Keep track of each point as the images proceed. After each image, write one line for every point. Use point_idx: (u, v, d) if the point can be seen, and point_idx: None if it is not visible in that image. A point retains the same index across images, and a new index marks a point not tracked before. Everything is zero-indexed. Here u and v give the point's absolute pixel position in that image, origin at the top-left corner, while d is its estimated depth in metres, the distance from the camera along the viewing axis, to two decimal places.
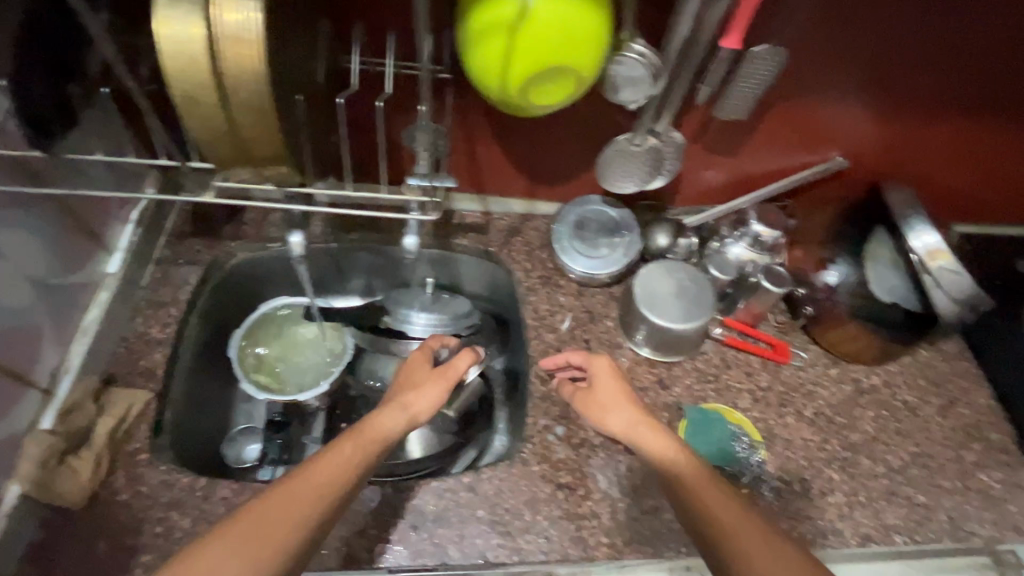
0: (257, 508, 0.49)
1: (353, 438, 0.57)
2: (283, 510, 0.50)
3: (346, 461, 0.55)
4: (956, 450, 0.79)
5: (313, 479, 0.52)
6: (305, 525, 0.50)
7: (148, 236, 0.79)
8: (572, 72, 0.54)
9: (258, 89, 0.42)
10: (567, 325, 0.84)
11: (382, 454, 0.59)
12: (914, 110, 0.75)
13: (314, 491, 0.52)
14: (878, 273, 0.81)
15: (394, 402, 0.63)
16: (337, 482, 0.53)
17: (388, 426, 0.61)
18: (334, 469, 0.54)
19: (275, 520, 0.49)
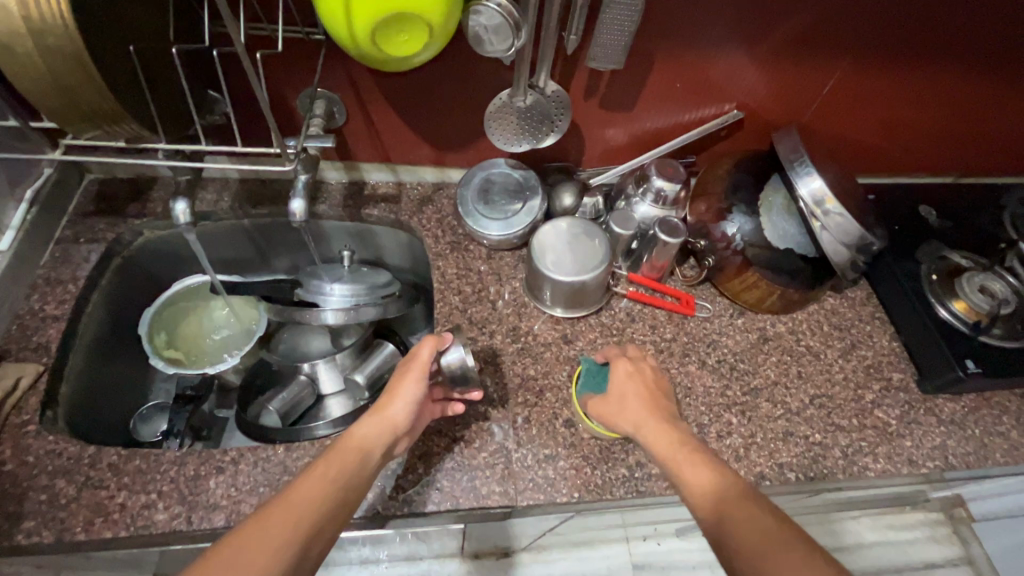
0: (228, 548, 0.46)
1: (327, 457, 0.56)
2: (260, 541, 0.47)
3: (317, 486, 0.53)
4: (856, 390, 0.81)
5: (290, 506, 0.50)
6: (282, 552, 0.47)
7: (47, 216, 0.79)
8: (417, 17, 0.55)
9: (70, 32, 0.42)
10: (507, 301, 0.84)
11: (361, 465, 0.57)
12: (794, 55, 0.77)
13: (290, 517, 0.49)
14: (772, 222, 0.81)
15: (371, 414, 0.62)
16: (312, 509, 0.51)
17: (366, 436, 0.59)
18: (310, 491, 0.52)
19: (251, 555, 0.46)
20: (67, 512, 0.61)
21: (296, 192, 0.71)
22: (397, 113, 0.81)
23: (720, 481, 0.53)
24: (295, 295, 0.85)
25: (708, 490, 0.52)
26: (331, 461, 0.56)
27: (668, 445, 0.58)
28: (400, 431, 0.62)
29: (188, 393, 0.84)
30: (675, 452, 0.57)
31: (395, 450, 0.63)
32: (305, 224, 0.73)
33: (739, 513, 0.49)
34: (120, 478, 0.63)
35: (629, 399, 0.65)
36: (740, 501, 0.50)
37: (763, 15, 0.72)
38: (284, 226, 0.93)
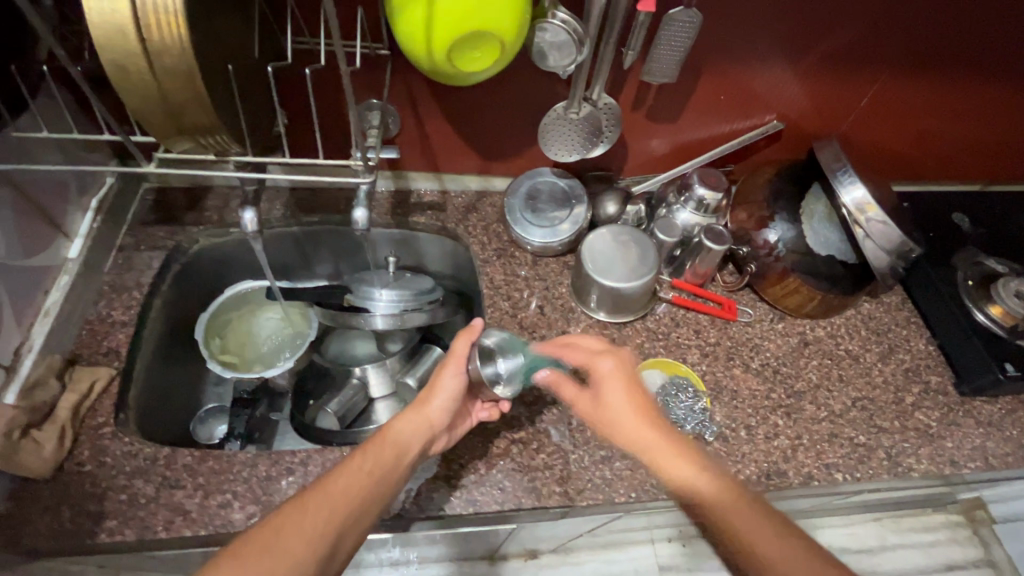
0: (269, 529, 0.51)
1: (365, 449, 0.60)
2: (297, 527, 0.51)
3: (356, 476, 0.57)
4: (897, 393, 0.83)
5: (327, 495, 0.54)
6: (317, 538, 0.51)
7: (109, 224, 0.81)
8: (493, 37, 0.58)
9: (188, 55, 0.45)
10: (536, 304, 0.86)
11: (395, 461, 0.60)
12: (836, 69, 0.80)
13: (326, 506, 0.54)
14: (814, 228, 0.84)
15: (409, 409, 0.64)
16: (349, 497, 0.55)
17: (402, 431, 0.63)
18: (347, 483, 0.56)
19: (289, 538, 0.50)
20: (147, 511, 0.63)
21: (358, 202, 0.73)
22: (449, 125, 0.84)
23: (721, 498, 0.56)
24: (345, 300, 0.87)
25: (715, 510, 0.56)
26: (369, 454, 0.60)
27: (657, 456, 0.60)
28: (437, 429, 0.65)
29: (245, 396, 0.86)
30: (680, 464, 0.59)
31: (432, 446, 0.66)
32: (365, 232, 0.75)
33: (749, 529, 0.54)
34: (196, 478, 0.65)
35: (611, 403, 0.64)
36: (737, 512, 0.55)
37: (809, 30, 0.74)
38: (332, 233, 0.96)
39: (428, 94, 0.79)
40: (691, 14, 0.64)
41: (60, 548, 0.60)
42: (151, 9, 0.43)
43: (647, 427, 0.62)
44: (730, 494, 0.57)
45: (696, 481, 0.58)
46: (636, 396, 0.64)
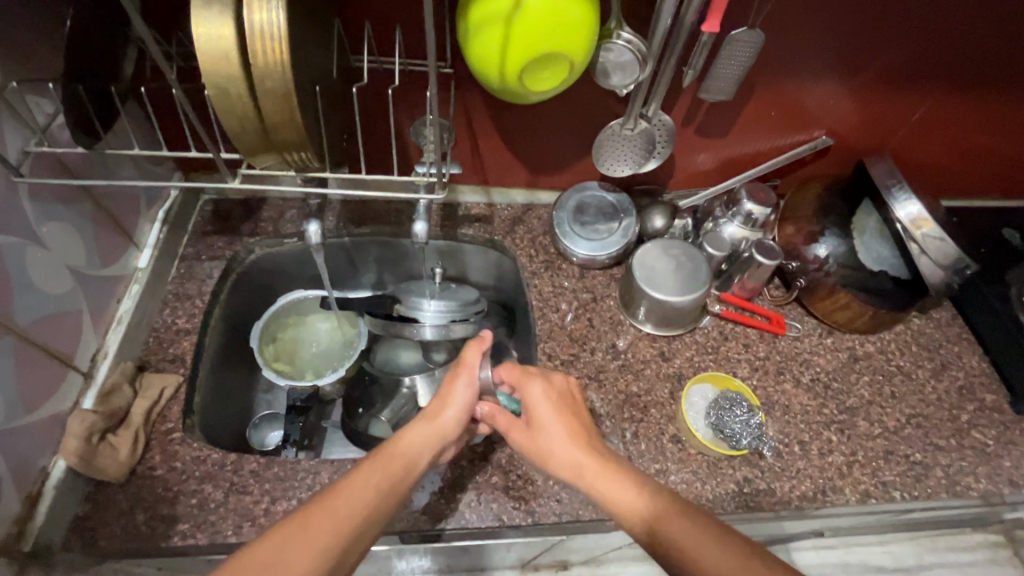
0: (264, 552, 0.44)
1: (374, 462, 0.54)
2: (298, 548, 0.45)
3: (366, 488, 0.52)
4: (951, 410, 0.82)
5: (333, 512, 0.48)
6: (322, 554, 0.46)
7: (173, 234, 0.83)
8: (563, 58, 0.59)
9: (286, 79, 0.47)
10: (572, 311, 0.87)
11: (406, 474, 0.55)
12: (889, 87, 0.80)
13: (332, 524, 0.47)
14: (864, 243, 0.84)
15: (418, 420, 0.61)
16: (358, 510, 0.49)
17: (411, 442, 0.58)
18: (355, 498, 0.50)
19: (286, 562, 0.44)
20: (217, 515, 0.64)
21: (419, 216, 0.75)
22: (501, 139, 0.85)
23: (654, 509, 0.51)
24: (393, 310, 0.87)
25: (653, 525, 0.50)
26: (378, 466, 0.54)
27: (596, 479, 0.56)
28: (448, 440, 0.62)
29: (298, 404, 0.87)
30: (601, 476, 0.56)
31: (439, 457, 0.62)
32: (424, 244, 0.78)
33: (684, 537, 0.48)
34: (262, 484, 0.67)
35: (544, 430, 0.62)
36: (678, 520, 0.50)
37: (865, 51, 0.75)
38: (382, 244, 0.94)
39: (485, 111, 0.80)
40: (753, 34, 0.67)
41: (135, 550, 0.62)
42: (257, 35, 0.45)
43: (585, 450, 0.59)
44: (666, 504, 0.51)
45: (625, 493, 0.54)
46: (569, 417, 0.63)
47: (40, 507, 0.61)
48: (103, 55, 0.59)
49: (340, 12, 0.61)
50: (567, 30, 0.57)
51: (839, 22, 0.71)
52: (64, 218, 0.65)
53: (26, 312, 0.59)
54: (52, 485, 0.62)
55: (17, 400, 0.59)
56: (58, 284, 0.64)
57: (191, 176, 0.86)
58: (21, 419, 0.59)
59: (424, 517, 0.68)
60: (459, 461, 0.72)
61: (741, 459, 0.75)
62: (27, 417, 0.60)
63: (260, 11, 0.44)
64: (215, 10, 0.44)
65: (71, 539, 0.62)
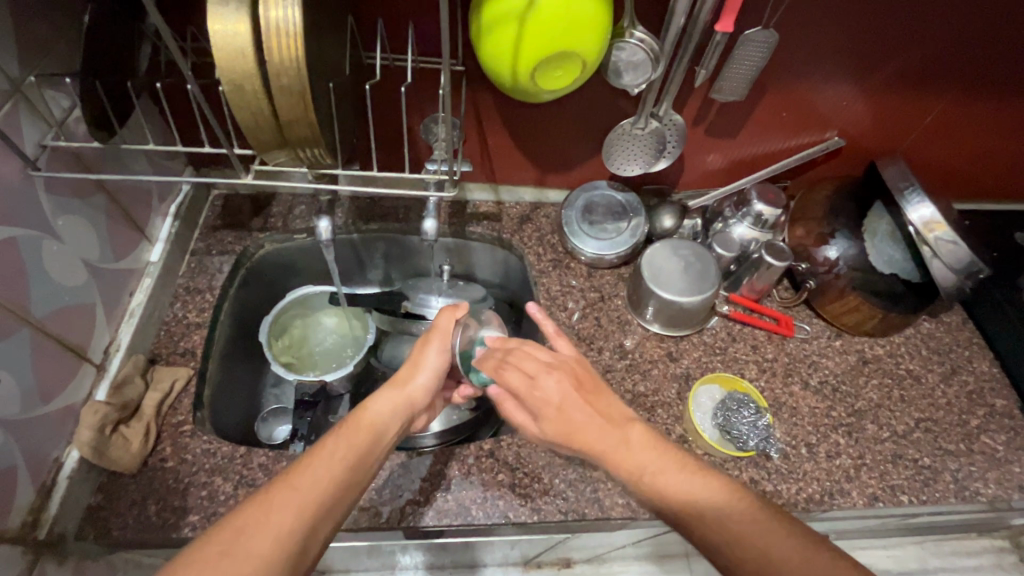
0: (228, 533, 0.43)
1: (338, 435, 0.53)
2: (263, 525, 0.44)
3: (338, 459, 0.51)
4: (961, 415, 0.82)
5: (297, 486, 0.47)
6: (297, 526, 0.45)
7: (185, 229, 0.84)
8: (576, 56, 0.59)
9: (302, 75, 0.47)
10: (579, 308, 0.87)
11: (374, 443, 0.55)
12: (903, 88, 0.79)
13: (297, 498, 0.46)
14: (876, 247, 0.82)
15: (381, 391, 0.60)
16: (331, 479, 0.49)
17: (376, 412, 0.58)
18: (319, 471, 0.49)
19: (259, 537, 0.43)
20: (227, 507, 0.65)
21: (429, 213, 0.76)
22: (511, 137, 0.85)
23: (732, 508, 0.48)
24: (402, 307, 0.88)
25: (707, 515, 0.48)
26: (343, 439, 0.53)
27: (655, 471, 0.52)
28: (415, 407, 0.62)
29: (306, 399, 0.87)
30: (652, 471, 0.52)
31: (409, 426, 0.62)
32: (432, 241, 0.79)
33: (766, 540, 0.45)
34: (272, 477, 0.67)
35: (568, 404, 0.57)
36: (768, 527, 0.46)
37: (881, 52, 0.74)
38: (391, 242, 0.95)
39: (495, 109, 0.80)
40: (768, 34, 0.67)
41: (146, 540, 0.63)
42: (272, 31, 0.45)
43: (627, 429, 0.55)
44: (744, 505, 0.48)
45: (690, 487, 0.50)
46: (590, 396, 0.58)
47: (53, 497, 0.62)
48: (119, 50, 0.59)
49: (354, 10, 0.61)
50: (581, 29, 0.57)
51: (854, 23, 0.70)
52: (80, 211, 0.65)
53: (42, 304, 0.60)
54: (65, 475, 0.63)
55: (34, 390, 0.60)
56: (73, 276, 0.65)
57: (203, 171, 0.87)
58: (36, 409, 0.60)
59: (430, 513, 0.68)
60: (466, 458, 0.72)
61: (747, 460, 0.75)
62: (43, 408, 0.61)
63: (276, 8, 0.45)
64: (231, 6, 0.45)
65: (83, 528, 0.63)
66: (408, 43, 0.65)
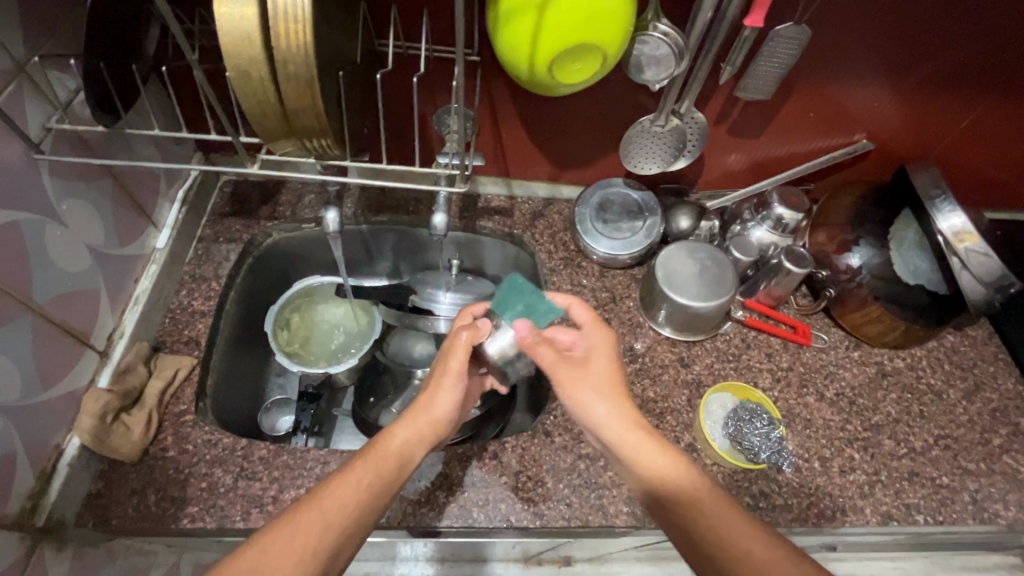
0: (255, 551, 0.44)
1: (365, 460, 0.53)
2: (289, 546, 0.44)
3: (360, 484, 0.50)
4: (983, 433, 0.79)
5: (321, 509, 0.47)
6: (315, 553, 0.45)
7: (192, 215, 0.83)
8: (596, 49, 0.57)
9: (310, 63, 0.45)
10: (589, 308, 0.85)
11: (399, 471, 0.54)
12: (940, 92, 0.75)
13: (321, 521, 0.46)
14: (902, 255, 0.77)
15: (409, 416, 0.59)
16: (353, 505, 0.49)
17: (402, 437, 0.57)
18: (344, 495, 0.49)
19: (277, 563, 0.43)
20: (226, 500, 0.64)
21: (439, 207, 0.75)
22: (525, 131, 0.83)
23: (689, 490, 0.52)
24: (408, 300, 0.86)
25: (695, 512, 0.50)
26: (368, 462, 0.53)
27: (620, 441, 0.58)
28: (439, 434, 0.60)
29: (310, 391, 0.85)
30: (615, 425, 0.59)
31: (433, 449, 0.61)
32: (442, 236, 0.77)
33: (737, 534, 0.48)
34: (271, 472, 0.67)
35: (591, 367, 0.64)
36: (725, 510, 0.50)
37: (921, 52, 0.70)
38: (402, 233, 0.93)
39: (510, 101, 0.78)
40: (799, 30, 0.64)
41: (145, 530, 0.63)
42: (280, 17, 0.43)
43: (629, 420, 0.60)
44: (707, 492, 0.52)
45: (651, 462, 0.55)
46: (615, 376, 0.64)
47: (53, 484, 0.61)
48: (126, 31, 0.58)
49: None
50: (603, 21, 0.54)
51: (893, 22, 0.66)
52: (84, 195, 0.64)
53: (45, 290, 0.59)
54: (65, 461, 0.62)
55: (34, 376, 0.59)
56: (77, 261, 0.64)
57: (212, 157, 0.86)
58: (37, 396, 0.59)
59: (430, 513, 0.67)
60: (469, 458, 0.71)
61: (758, 473, 0.73)
62: (44, 394, 0.60)
63: None
64: None
65: (84, 516, 0.63)
66: (422, 33, 0.63)
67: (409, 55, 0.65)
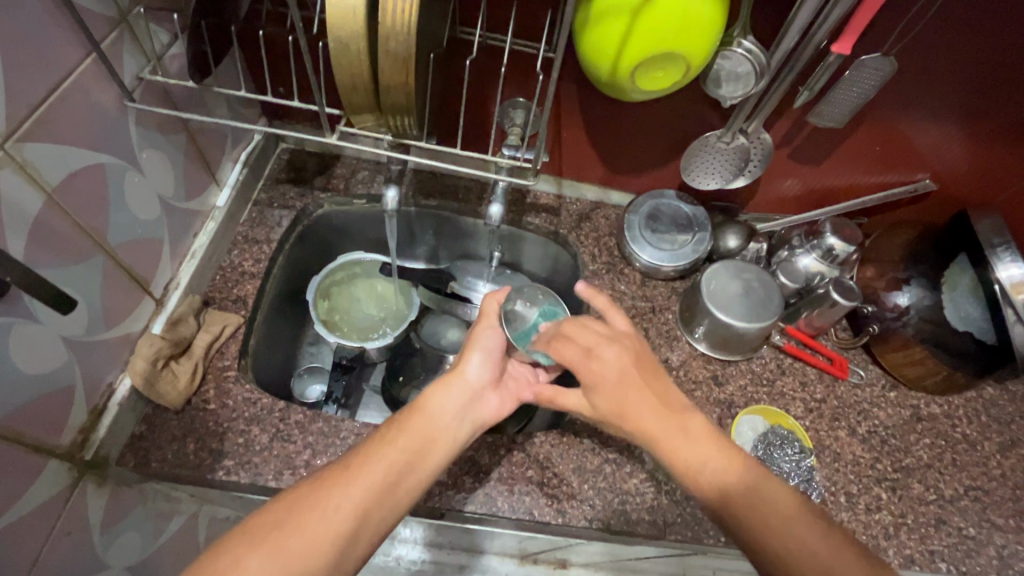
0: (281, 506, 0.48)
1: (394, 427, 0.56)
2: (322, 514, 0.47)
3: (389, 450, 0.53)
4: (1015, 490, 0.77)
5: (351, 474, 0.50)
6: (335, 518, 0.47)
7: (251, 177, 0.85)
8: (681, 59, 0.57)
9: (410, 41, 0.46)
10: (628, 314, 0.85)
11: (429, 437, 0.56)
12: (1017, 143, 0.73)
13: (350, 483, 0.50)
14: (954, 301, 0.76)
15: (442, 386, 0.60)
16: (378, 471, 0.51)
17: (437, 410, 0.58)
18: (372, 459, 0.52)
19: (303, 524, 0.46)
20: (260, 458, 0.66)
21: (496, 198, 0.76)
22: (585, 133, 0.83)
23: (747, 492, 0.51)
24: (448, 286, 0.94)
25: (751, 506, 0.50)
26: (398, 438, 0.54)
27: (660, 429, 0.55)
28: (472, 401, 0.61)
29: (344, 362, 0.87)
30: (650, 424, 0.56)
31: (476, 418, 0.61)
32: (495, 226, 0.78)
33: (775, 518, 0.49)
34: (306, 436, 0.68)
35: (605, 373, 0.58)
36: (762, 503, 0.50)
37: (1001, 100, 0.68)
38: (449, 220, 0.93)
39: (575, 101, 0.78)
40: (885, 62, 0.64)
41: (183, 477, 0.65)
42: None
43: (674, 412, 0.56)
44: (758, 486, 0.51)
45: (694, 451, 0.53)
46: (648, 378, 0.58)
47: (103, 420, 0.63)
48: None
49: None
50: (692, 32, 0.54)
51: (981, 68, 0.65)
52: (161, 146, 0.66)
53: (117, 232, 0.61)
54: (116, 401, 0.64)
55: (99, 315, 0.61)
56: (147, 208, 0.65)
57: (275, 123, 0.87)
58: (99, 334, 0.61)
59: (457, 497, 0.68)
60: (497, 448, 0.71)
61: None
62: (105, 333, 0.62)
63: None
64: None
65: (125, 455, 0.65)
66: (506, 27, 0.64)
67: (490, 45, 0.66)
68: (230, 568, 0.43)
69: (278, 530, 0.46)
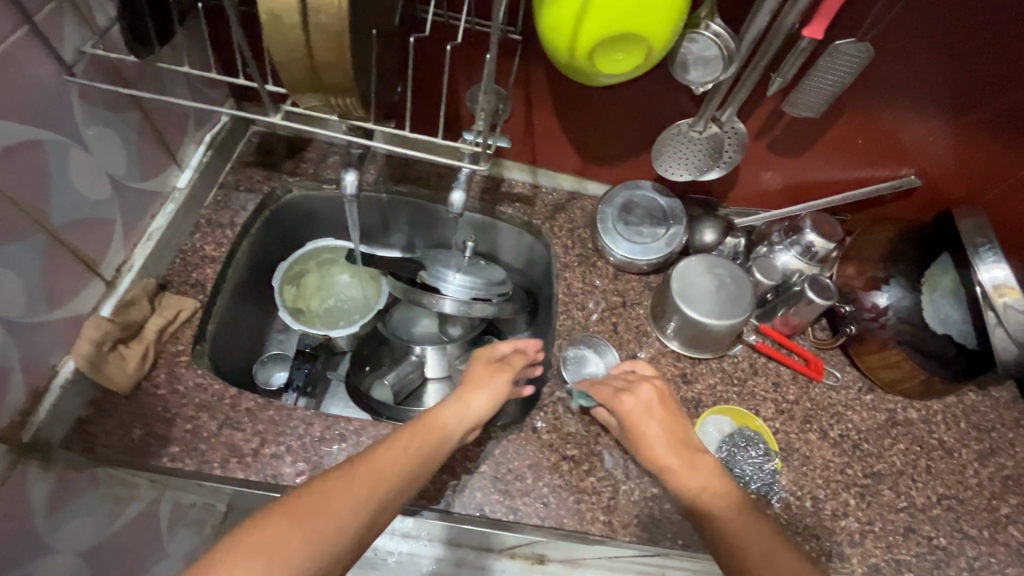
0: (313, 494, 0.46)
1: (411, 430, 0.57)
2: (349, 496, 0.47)
3: (406, 450, 0.54)
4: (990, 499, 0.75)
5: (378, 466, 0.50)
6: (361, 506, 0.47)
7: (217, 159, 0.83)
8: (642, 41, 0.54)
9: (343, 15, 0.44)
10: (598, 308, 0.83)
11: (439, 445, 0.58)
12: (1004, 138, 0.70)
13: (377, 475, 0.50)
14: (933, 303, 0.72)
15: (452, 403, 0.63)
16: (401, 470, 0.52)
17: (447, 425, 0.60)
18: (394, 457, 0.52)
19: (339, 506, 0.46)
20: (208, 446, 0.65)
21: (459, 184, 0.73)
22: (558, 119, 0.81)
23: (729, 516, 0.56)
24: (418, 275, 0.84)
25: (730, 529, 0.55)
26: (412, 442, 0.55)
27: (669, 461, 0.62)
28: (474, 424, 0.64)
29: (307, 350, 0.85)
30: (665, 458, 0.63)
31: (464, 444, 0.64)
32: (458, 214, 0.75)
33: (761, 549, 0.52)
34: (256, 424, 0.67)
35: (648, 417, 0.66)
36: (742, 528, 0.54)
37: (986, 92, 0.65)
38: (421, 208, 0.91)
39: (546, 85, 0.76)
40: (862, 47, 0.61)
41: (128, 462, 0.64)
42: None
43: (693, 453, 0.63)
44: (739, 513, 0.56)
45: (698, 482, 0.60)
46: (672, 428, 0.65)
47: (45, 402, 0.62)
48: None
49: None
50: (651, 13, 0.52)
51: (965, 57, 0.62)
52: (111, 124, 0.64)
53: (61, 212, 0.60)
54: (60, 383, 0.63)
55: (41, 295, 0.59)
56: (96, 187, 0.64)
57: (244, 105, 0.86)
58: (42, 314, 0.60)
59: None
60: None
61: None
62: (48, 314, 0.61)
63: None
64: None
65: (70, 439, 0.64)
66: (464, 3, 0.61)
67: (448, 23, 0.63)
68: (273, 541, 0.41)
69: (322, 509, 0.44)
